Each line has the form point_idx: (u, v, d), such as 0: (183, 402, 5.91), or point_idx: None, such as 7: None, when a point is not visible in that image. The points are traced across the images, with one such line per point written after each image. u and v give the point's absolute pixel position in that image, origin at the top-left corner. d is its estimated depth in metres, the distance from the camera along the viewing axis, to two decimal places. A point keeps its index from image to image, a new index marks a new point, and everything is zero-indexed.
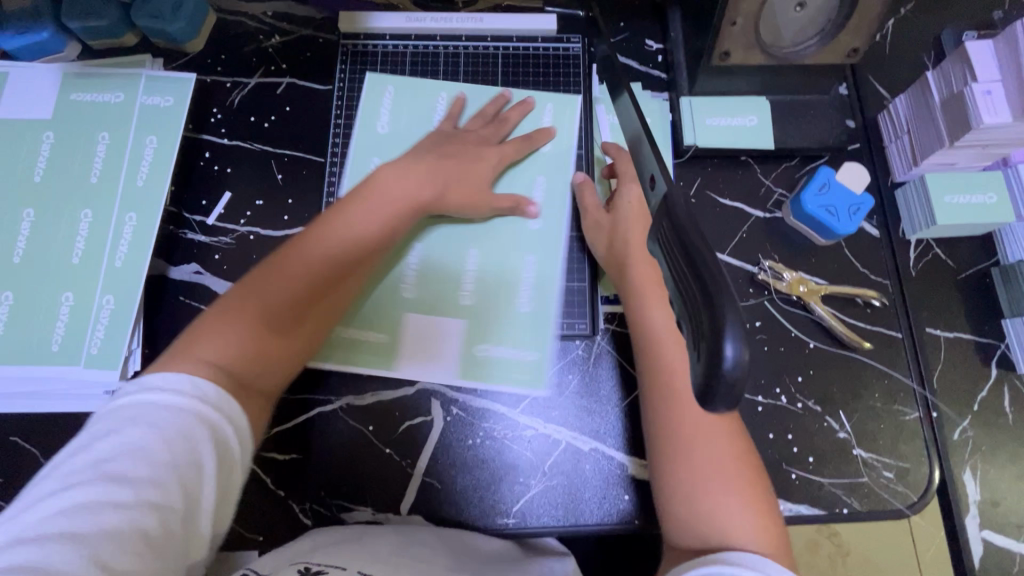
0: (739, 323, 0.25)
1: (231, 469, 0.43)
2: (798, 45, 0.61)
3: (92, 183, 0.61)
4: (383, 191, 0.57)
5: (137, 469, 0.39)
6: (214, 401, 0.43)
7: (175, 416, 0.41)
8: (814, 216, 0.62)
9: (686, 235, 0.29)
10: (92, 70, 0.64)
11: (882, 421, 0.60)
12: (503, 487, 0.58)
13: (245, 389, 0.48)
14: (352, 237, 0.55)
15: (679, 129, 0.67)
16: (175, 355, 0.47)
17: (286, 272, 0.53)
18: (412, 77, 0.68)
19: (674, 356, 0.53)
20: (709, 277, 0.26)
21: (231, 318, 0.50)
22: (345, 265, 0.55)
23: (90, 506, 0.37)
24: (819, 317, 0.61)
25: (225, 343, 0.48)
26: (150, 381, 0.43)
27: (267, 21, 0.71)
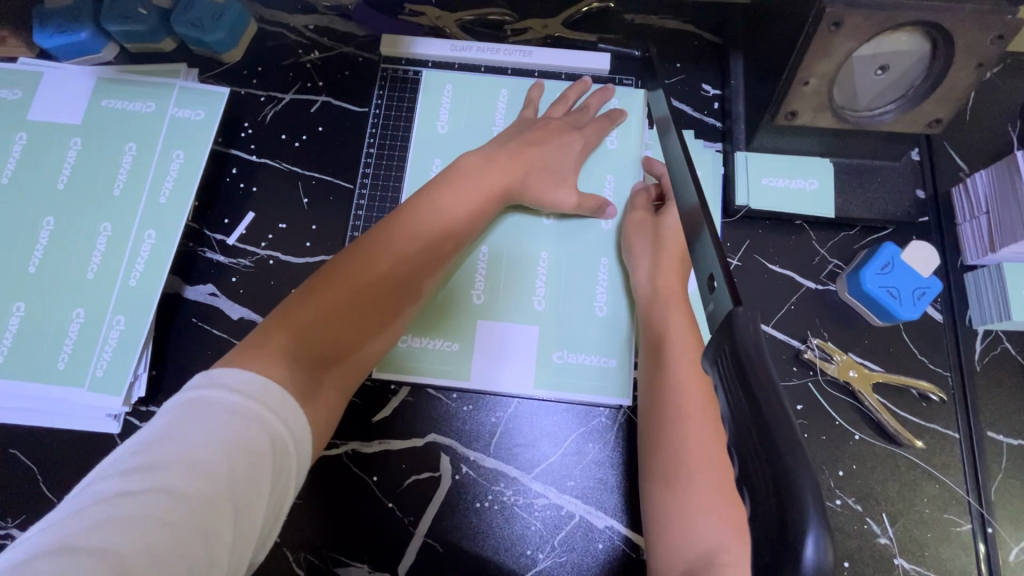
0: (820, 512, 0.21)
1: (285, 488, 0.37)
2: (875, 110, 0.56)
3: (114, 195, 0.59)
4: (455, 194, 0.54)
5: (189, 479, 0.33)
6: (279, 408, 0.37)
7: (236, 420, 0.35)
8: (874, 297, 0.57)
9: (757, 379, 0.25)
10: (127, 76, 0.63)
11: (929, 529, 0.54)
12: (508, 560, 0.54)
13: (317, 394, 0.42)
14: (427, 237, 0.51)
15: (732, 186, 0.62)
16: (244, 351, 0.41)
17: (362, 267, 0.47)
18: (468, 73, 0.66)
19: (692, 396, 0.48)
20: (785, 443, 0.22)
21: (319, 306, 0.45)
22: (422, 266, 0.50)
23: (131, 521, 0.30)
24: (868, 407, 0.56)
25: (300, 341, 0.43)
26: (219, 376, 0.37)
27: (307, 35, 0.68)
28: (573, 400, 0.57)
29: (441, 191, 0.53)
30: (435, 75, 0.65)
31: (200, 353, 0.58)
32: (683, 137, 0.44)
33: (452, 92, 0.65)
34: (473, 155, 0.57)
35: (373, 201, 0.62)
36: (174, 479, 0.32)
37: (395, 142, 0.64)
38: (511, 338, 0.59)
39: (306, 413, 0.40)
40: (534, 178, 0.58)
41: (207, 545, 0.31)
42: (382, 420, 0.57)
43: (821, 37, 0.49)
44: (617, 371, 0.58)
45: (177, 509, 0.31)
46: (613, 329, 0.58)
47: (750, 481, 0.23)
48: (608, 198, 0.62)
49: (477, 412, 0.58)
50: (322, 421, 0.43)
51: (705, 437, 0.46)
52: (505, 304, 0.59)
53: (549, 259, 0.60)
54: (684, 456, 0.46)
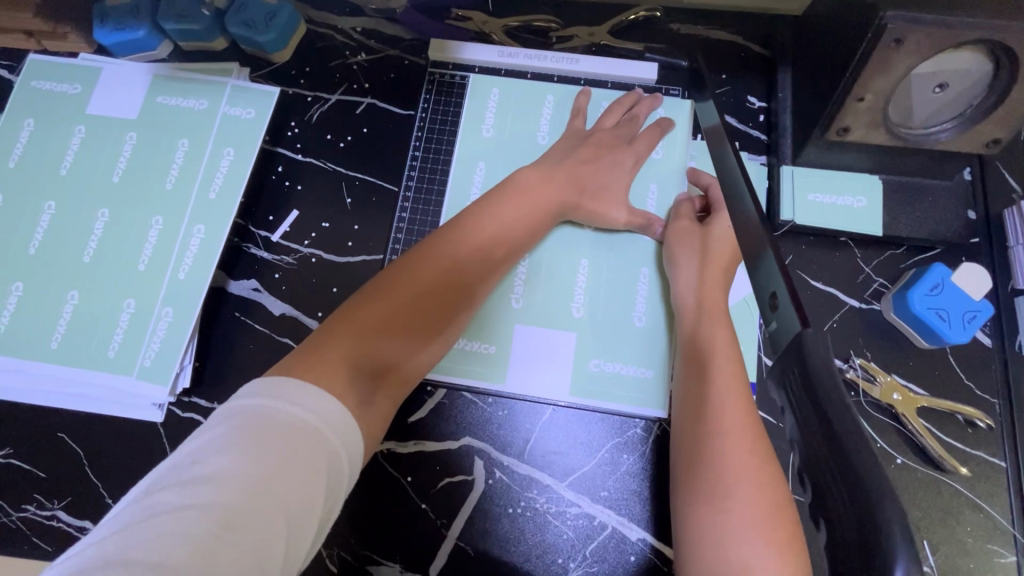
0: (907, 543, 0.21)
1: (335, 504, 0.37)
2: (931, 128, 0.55)
3: (166, 189, 0.60)
4: (508, 208, 0.54)
5: (246, 492, 0.32)
6: (334, 421, 0.37)
7: (292, 433, 0.35)
8: (922, 319, 0.56)
9: (828, 403, 0.25)
10: (181, 74, 0.64)
11: (971, 559, 0.53)
12: (538, 567, 0.54)
13: (370, 402, 0.43)
14: (479, 250, 0.51)
15: (776, 200, 0.61)
16: (301, 357, 0.41)
17: (417, 278, 0.48)
18: (515, 78, 0.66)
19: (731, 415, 0.46)
20: (865, 471, 0.22)
21: (376, 317, 0.45)
22: (473, 279, 0.50)
23: (188, 534, 0.29)
24: (911, 431, 0.55)
25: (355, 350, 0.43)
26: (269, 386, 0.37)
27: (355, 37, 0.69)
28: (609, 410, 0.57)
29: (495, 205, 0.54)
30: (482, 81, 0.66)
31: (242, 347, 0.59)
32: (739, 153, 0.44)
33: (497, 98, 0.65)
34: (531, 170, 0.57)
35: (416, 204, 0.63)
36: (225, 488, 0.32)
37: (439, 146, 0.65)
38: (548, 345, 0.59)
39: (360, 422, 0.40)
40: (578, 186, 0.58)
41: (263, 561, 0.31)
42: (418, 422, 0.58)
43: (881, 52, 0.48)
44: (654, 382, 0.57)
45: (234, 523, 0.31)
46: (651, 339, 0.58)
47: (825, 506, 0.23)
48: (651, 208, 0.61)
49: (512, 418, 0.58)
50: (374, 429, 0.43)
51: (745, 457, 0.43)
52: (544, 310, 0.59)
53: (589, 266, 0.60)
54: (724, 469, 0.43)
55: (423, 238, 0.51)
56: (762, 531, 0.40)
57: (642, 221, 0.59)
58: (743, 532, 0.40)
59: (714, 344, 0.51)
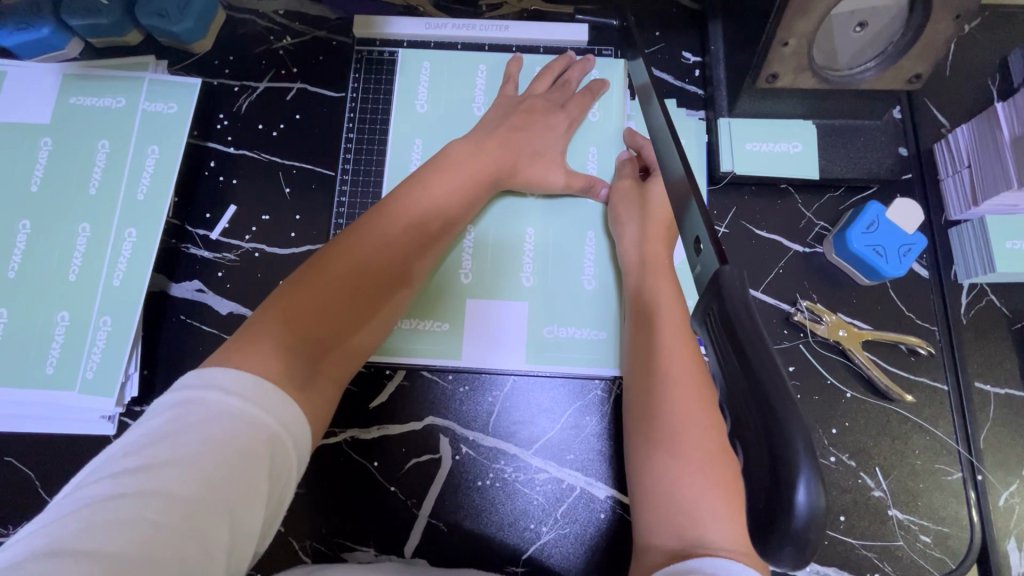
0: (811, 460, 0.22)
1: (286, 487, 0.38)
2: (856, 68, 0.56)
3: (90, 194, 0.58)
4: (441, 183, 0.53)
5: (185, 483, 0.33)
6: (275, 410, 0.38)
7: (231, 423, 0.36)
8: (861, 257, 0.57)
9: (743, 332, 0.25)
10: (94, 72, 0.61)
11: (921, 480, 0.56)
12: (512, 534, 0.55)
13: (314, 387, 0.43)
14: (414, 227, 0.51)
15: (716, 153, 0.62)
16: (235, 347, 0.41)
17: (351, 260, 0.47)
18: (447, 50, 0.64)
19: (676, 364, 0.47)
20: (773, 394, 0.23)
21: (306, 302, 0.45)
22: (410, 257, 0.50)
23: (125, 523, 0.31)
24: (858, 365, 0.57)
25: (293, 337, 0.43)
26: (209, 376, 0.38)
27: (278, 20, 0.66)
28: (569, 375, 0.58)
29: (427, 180, 0.53)
30: (411, 55, 0.64)
31: (191, 350, 0.58)
32: (665, 107, 0.43)
33: (428, 71, 0.64)
34: (462, 143, 0.56)
35: (355, 187, 0.62)
36: (165, 478, 0.33)
37: (374, 126, 0.63)
38: (501, 315, 0.59)
39: (302, 407, 0.40)
40: (517, 156, 0.57)
41: (205, 542, 0.32)
42: (379, 407, 0.57)
43: None
44: (609, 342, 0.58)
45: (173, 512, 0.32)
46: (603, 300, 0.59)
47: (743, 435, 0.24)
48: (593, 172, 0.61)
49: (473, 392, 0.58)
50: (319, 413, 0.43)
51: (691, 405, 0.45)
52: (494, 282, 0.59)
53: (536, 234, 0.60)
54: (669, 417, 0.45)
55: (355, 220, 0.51)
56: (710, 472, 0.42)
57: (582, 185, 0.59)
58: (690, 476, 0.42)
59: (658, 298, 0.51)
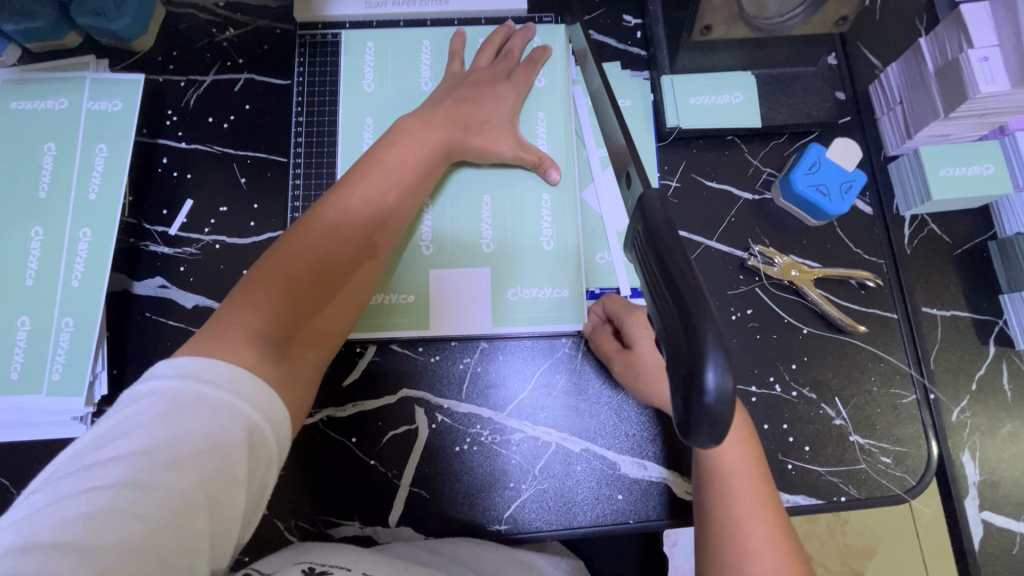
0: (720, 348, 0.24)
1: (267, 475, 0.38)
2: (784, 16, 0.58)
3: (41, 199, 0.57)
4: (398, 156, 0.54)
5: (162, 473, 0.34)
6: (251, 394, 0.38)
7: (210, 416, 0.36)
8: (805, 197, 0.59)
9: (666, 251, 0.28)
10: (32, 76, 0.60)
11: (879, 405, 0.58)
12: (493, 495, 0.56)
13: (290, 365, 0.44)
14: (378, 206, 0.52)
15: (661, 111, 0.63)
16: (206, 334, 0.41)
17: (315, 241, 0.48)
18: (389, 29, 0.65)
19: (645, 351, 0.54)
20: (690, 300, 0.25)
21: (271, 287, 0.45)
22: (372, 236, 0.51)
23: (104, 517, 0.31)
24: (812, 302, 0.59)
25: (265, 320, 0.44)
26: (185, 368, 0.38)
27: (219, 13, 0.66)
28: (538, 336, 0.59)
29: (383, 155, 0.54)
30: (355, 35, 0.64)
31: (159, 345, 0.58)
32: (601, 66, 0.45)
33: (372, 51, 0.64)
34: (410, 117, 0.57)
35: (310, 171, 0.62)
36: (142, 471, 0.33)
37: (323, 108, 0.63)
38: (464, 283, 0.60)
39: (276, 385, 0.41)
40: (466, 125, 0.58)
41: (181, 533, 0.33)
42: (352, 385, 0.58)
43: None
44: (571, 299, 0.59)
45: (150, 502, 0.33)
46: (563, 259, 0.60)
47: (669, 340, 0.27)
48: (542, 136, 0.62)
49: (446, 361, 0.59)
50: (299, 390, 0.44)
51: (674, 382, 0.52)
52: (455, 252, 0.60)
53: (493, 203, 0.61)
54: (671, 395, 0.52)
55: (316, 201, 0.51)
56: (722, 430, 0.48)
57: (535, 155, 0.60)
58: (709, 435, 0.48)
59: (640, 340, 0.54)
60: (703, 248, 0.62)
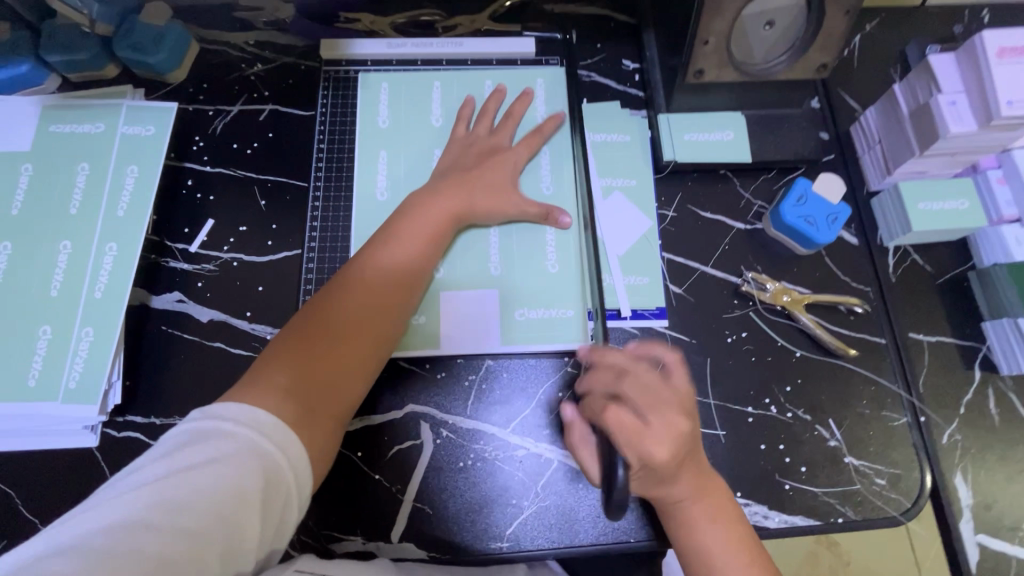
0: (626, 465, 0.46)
1: (283, 507, 0.42)
2: (770, 62, 0.63)
3: (71, 214, 0.60)
4: (417, 224, 0.58)
5: (183, 494, 0.38)
6: (270, 432, 0.43)
7: (233, 446, 0.41)
8: (794, 227, 0.63)
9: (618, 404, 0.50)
10: (72, 101, 0.64)
11: (871, 427, 0.60)
12: (495, 511, 0.57)
13: (318, 418, 0.48)
14: (398, 269, 0.56)
15: (658, 145, 0.68)
16: (247, 388, 0.47)
17: (341, 307, 0.52)
18: (402, 72, 0.70)
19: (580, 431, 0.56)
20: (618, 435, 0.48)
21: (300, 346, 0.50)
22: (393, 294, 0.55)
23: (128, 529, 0.36)
24: (804, 326, 0.62)
25: (298, 378, 0.48)
26: (214, 409, 0.43)
27: (249, 50, 0.72)
28: (543, 355, 0.61)
29: (405, 222, 0.58)
30: (375, 76, 0.69)
31: (174, 357, 0.60)
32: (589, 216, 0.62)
33: (389, 90, 0.69)
34: (426, 190, 0.61)
35: (328, 194, 0.65)
36: (168, 493, 0.38)
37: (342, 139, 0.67)
38: (473, 303, 0.62)
39: (303, 436, 0.46)
40: (474, 173, 0.62)
41: (196, 550, 0.37)
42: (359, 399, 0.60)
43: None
44: (576, 320, 0.62)
45: (170, 521, 0.37)
46: (567, 281, 0.63)
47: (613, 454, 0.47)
48: (548, 167, 0.66)
49: (452, 377, 0.61)
50: (325, 441, 0.48)
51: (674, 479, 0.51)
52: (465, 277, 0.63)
53: (499, 232, 0.64)
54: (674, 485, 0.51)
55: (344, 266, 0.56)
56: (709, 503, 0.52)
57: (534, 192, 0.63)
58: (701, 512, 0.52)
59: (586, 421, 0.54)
60: (698, 273, 0.65)
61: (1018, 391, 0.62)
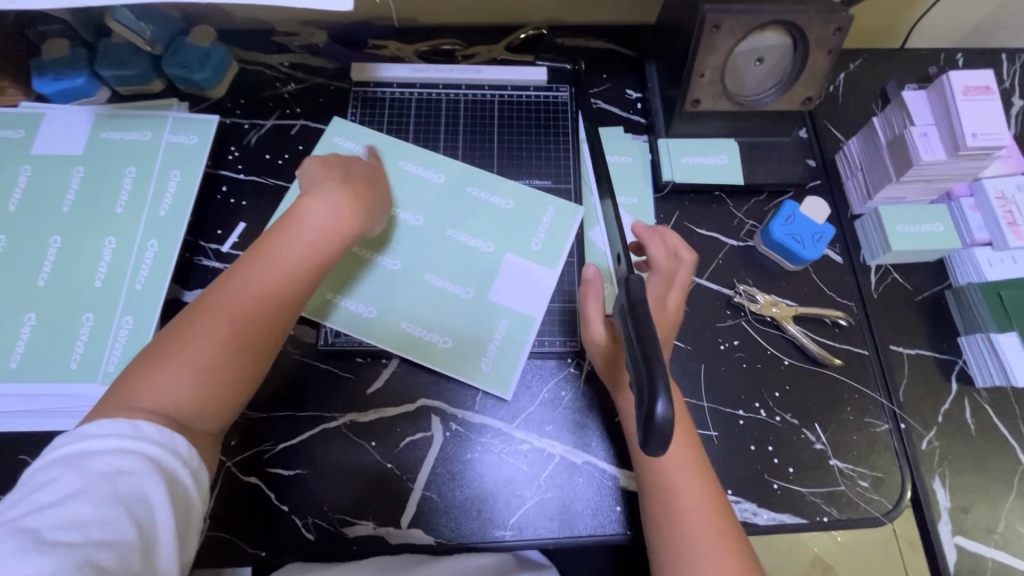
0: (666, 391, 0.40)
1: (190, 504, 0.43)
2: (760, 94, 0.69)
3: (117, 213, 0.65)
4: (301, 232, 0.55)
5: (87, 510, 0.38)
6: (161, 440, 0.42)
7: (130, 457, 0.40)
8: (782, 244, 0.68)
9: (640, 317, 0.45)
10: (122, 112, 0.70)
11: (854, 432, 0.64)
12: (499, 501, 0.60)
13: (194, 431, 0.46)
14: (279, 274, 0.53)
15: (658, 167, 0.73)
16: (112, 405, 0.44)
17: (218, 316, 0.49)
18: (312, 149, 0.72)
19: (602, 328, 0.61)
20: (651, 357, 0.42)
21: (172, 355, 0.47)
22: (277, 303, 0.52)
23: (39, 553, 0.36)
24: (792, 336, 0.67)
25: (171, 391, 0.45)
26: (89, 432, 0.41)
27: (284, 71, 0.78)
28: (548, 356, 0.66)
29: (293, 229, 0.56)
30: (333, 125, 0.73)
31: None
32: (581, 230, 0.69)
33: (344, 141, 0.72)
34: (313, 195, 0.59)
35: None
36: (70, 511, 0.38)
37: None
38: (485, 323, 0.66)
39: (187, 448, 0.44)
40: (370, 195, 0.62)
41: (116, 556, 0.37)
42: (375, 392, 0.64)
43: (707, 36, 0.62)
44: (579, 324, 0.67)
45: (81, 536, 0.37)
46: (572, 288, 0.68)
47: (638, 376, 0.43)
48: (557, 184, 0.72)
49: None
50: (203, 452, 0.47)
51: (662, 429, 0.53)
52: (392, 317, 0.65)
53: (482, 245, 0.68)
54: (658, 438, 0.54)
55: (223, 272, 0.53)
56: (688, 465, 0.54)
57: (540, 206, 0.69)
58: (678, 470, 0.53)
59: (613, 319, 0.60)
60: (694, 285, 0.70)
61: (993, 402, 0.66)
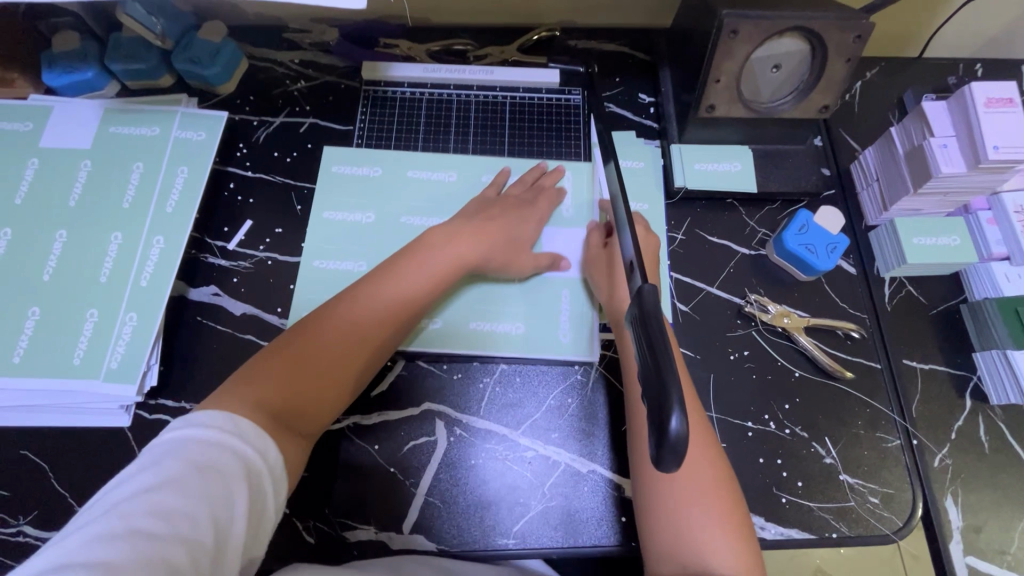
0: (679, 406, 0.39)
1: (264, 508, 0.41)
2: (776, 101, 0.68)
3: (124, 208, 0.65)
4: (420, 265, 0.58)
5: (170, 498, 0.36)
6: (247, 435, 0.42)
7: (214, 449, 0.40)
8: (795, 253, 0.67)
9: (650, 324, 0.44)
10: (131, 106, 0.70)
11: (865, 447, 0.63)
12: (502, 508, 0.60)
13: (289, 432, 0.46)
14: (383, 310, 0.55)
15: (670, 173, 0.72)
16: (222, 395, 0.46)
17: (322, 335, 0.52)
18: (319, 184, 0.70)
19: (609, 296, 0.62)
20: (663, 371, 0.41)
21: (277, 363, 0.49)
22: (381, 334, 0.55)
23: (123, 538, 0.34)
24: (803, 348, 0.66)
25: (270, 393, 0.47)
26: (189, 420, 0.41)
27: (294, 68, 0.78)
28: (555, 363, 0.65)
29: (413, 260, 0.58)
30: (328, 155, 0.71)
31: (206, 346, 0.63)
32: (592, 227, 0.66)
33: (343, 167, 0.71)
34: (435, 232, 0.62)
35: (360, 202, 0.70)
36: (159, 498, 0.36)
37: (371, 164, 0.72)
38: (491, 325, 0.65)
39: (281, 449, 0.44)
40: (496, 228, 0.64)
41: (189, 549, 0.35)
42: (379, 395, 0.63)
43: (724, 42, 0.61)
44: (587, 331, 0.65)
45: (163, 524, 0.35)
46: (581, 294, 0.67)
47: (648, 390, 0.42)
48: (568, 187, 0.71)
49: (467, 380, 0.64)
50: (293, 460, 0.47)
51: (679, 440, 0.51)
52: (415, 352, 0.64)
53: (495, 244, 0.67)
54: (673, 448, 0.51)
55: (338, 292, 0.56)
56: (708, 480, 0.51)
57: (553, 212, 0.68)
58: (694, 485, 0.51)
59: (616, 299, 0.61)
60: (703, 293, 0.69)
61: (1007, 420, 0.65)
